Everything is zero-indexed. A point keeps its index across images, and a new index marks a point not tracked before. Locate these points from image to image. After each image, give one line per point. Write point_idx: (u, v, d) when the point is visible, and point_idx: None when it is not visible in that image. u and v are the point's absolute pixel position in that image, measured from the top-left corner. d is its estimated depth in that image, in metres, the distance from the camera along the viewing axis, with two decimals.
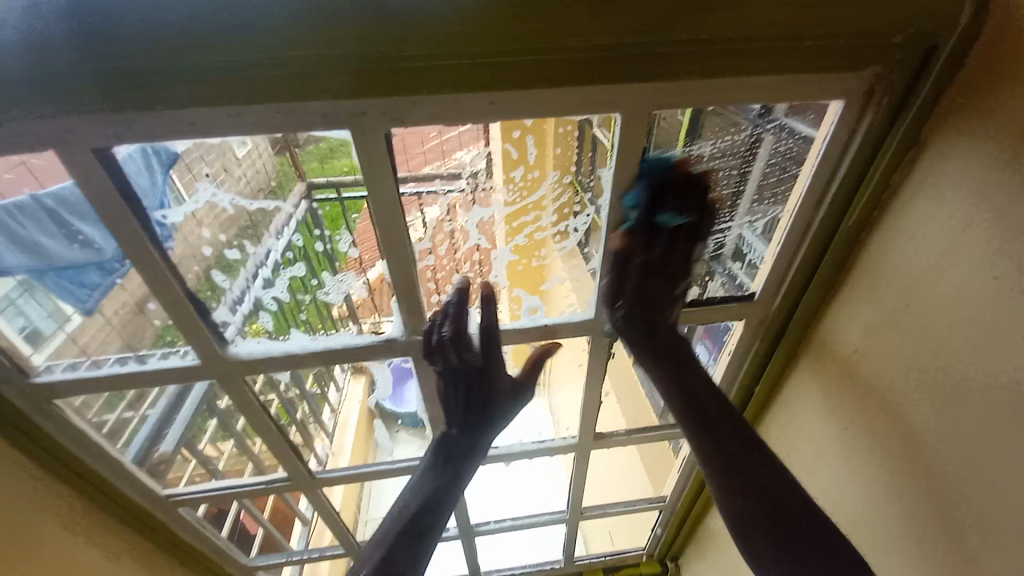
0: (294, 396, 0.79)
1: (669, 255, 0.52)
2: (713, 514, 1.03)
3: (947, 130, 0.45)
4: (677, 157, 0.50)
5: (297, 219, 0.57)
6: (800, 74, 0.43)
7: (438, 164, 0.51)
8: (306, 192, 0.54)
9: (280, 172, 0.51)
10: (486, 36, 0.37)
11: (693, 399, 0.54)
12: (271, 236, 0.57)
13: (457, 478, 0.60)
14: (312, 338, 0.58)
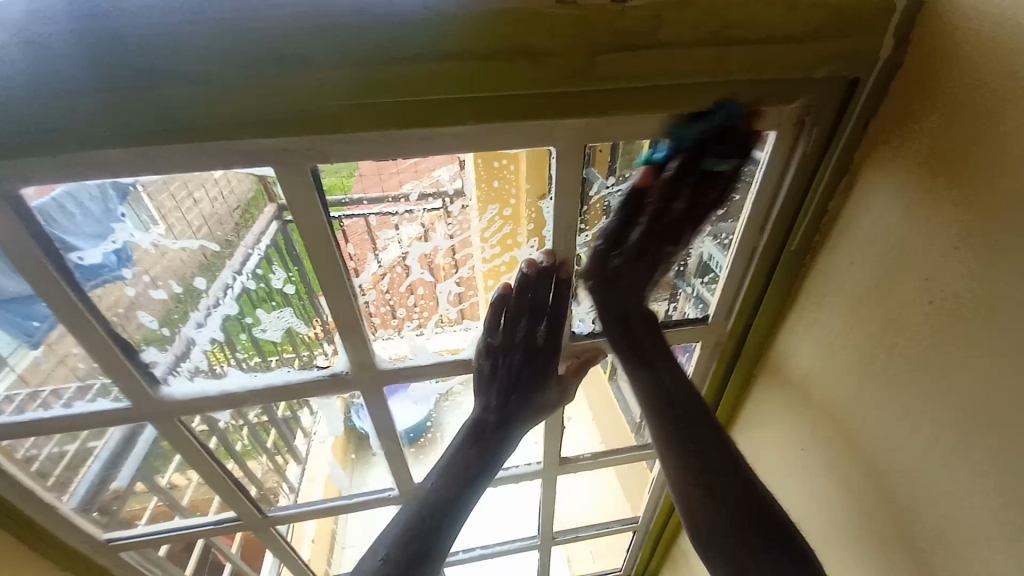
0: (265, 424, 0.74)
1: (642, 257, 0.53)
2: (684, 534, 1.02)
3: (874, 160, 0.47)
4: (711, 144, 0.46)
5: (268, 240, 0.54)
6: (726, 108, 0.44)
7: (413, 183, 0.50)
8: (276, 213, 0.50)
9: (255, 194, 0.50)
10: (414, 78, 0.37)
11: (667, 400, 0.56)
12: (238, 260, 0.55)
13: (475, 487, 0.61)
14: (251, 377, 0.59)
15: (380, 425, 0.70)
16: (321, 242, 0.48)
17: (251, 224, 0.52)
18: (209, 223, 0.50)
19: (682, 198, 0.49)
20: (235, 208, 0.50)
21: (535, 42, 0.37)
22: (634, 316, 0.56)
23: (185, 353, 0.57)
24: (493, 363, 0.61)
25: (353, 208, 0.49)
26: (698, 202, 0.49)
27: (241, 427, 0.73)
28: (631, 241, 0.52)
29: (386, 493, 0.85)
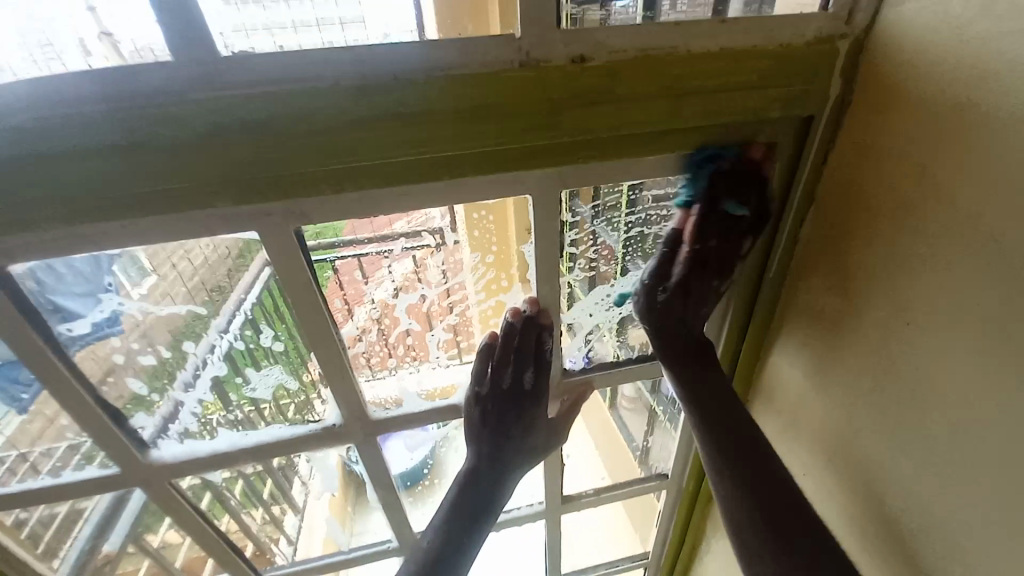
0: (261, 474, 0.72)
1: (671, 308, 0.53)
2: (696, 567, 0.99)
3: (837, 188, 0.49)
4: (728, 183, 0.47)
5: (260, 286, 0.51)
6: (690, 148, 0.46)
7: (404, 223, 0.49)
8: (267, 263, 0.48)
9: (246, 244, 0.47)
10: (389, 142, 0.39)
11: (714, 405, 0.56)
12: (229, 311, 0.53)
13: (475, 526, 0.61)
14: (241, 435, 0.58)
15: (375, 475, 0.69)
16: (306, 299, 0.48)
17: (243, 273, 0.50)
18: (201, 275, 0.49)
19: (713, 237, 0.50)
20: (228, 256, 0.48)
21: (503, 102, 0.39)
22: (684, 336, 0.55)
23: (173, 416, 0.57)
24: (482, 411, 0.60)
25: (346, 250, 0.49)
26: (730, 233, 0.50)
27: (239, 478, 0.71)
28: (675, 278, 0.51)
29: (383, 546, 0.82)
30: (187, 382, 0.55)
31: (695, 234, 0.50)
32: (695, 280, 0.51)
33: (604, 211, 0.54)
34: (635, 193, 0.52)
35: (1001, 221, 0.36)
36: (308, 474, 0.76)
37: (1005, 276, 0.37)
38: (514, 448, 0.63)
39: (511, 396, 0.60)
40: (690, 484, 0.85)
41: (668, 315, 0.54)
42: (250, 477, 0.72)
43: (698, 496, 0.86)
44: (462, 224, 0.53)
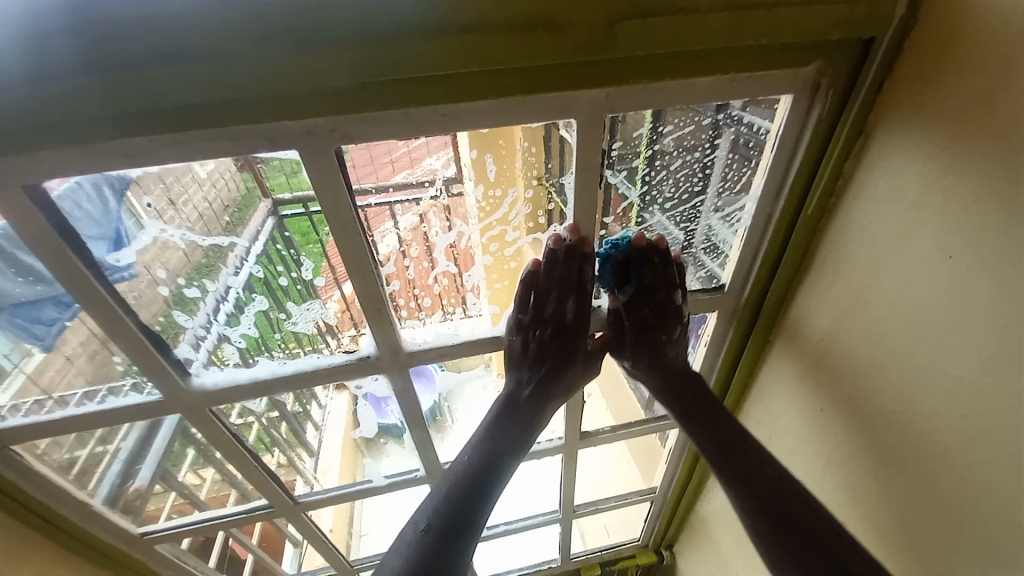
0: (275, 419, 0.76)
1: (643, 346, 0.65)
2: (701, 501, 1.05)
3: (889, 118, 0.47)
4: (629, 272, 0.59)
5: (264, 238, 0.54)
6: (741, 71, 0.44)
7: (406, 173, 0.50)
8: (272, 208, 0.52)
9: (247, 192, 0.50)
10: (437, 53, 0.37)
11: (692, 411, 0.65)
12: (239, 256, 0.55)
13: (504, 466, 0.64)
14: (280, 364, 0.60)
15: (404, 408, 0.71)
16: (343, 226, 0.48)
17: (245, 222, 0.52)
18: (199, 223, 0.50)
19: (645, 308, 0.62)
20: (226, 208, 0.50)
21: (552, 13, 0.37)
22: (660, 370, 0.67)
23: (208, 342, 0.58)
24: (524, 340, 0.63)
25: (367, 196, 0.49)
26: (660, 304, 0.61)
27: (253, 424, 0.73)
28: (611, 324, 0.66)
29: (411, 474, 0.87)
30: (230, 312, 0.57)
31: (624, 305, 0.63)
32: (643, 341, 0.65)
33: (620, 161, 0.53)
34: (656, 131, 0.52)
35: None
36: (323, 419, 0.80)
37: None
38: (553, 379, 0.65)
39: (553, 323, 0.62)
40: None
41: (628, 337, 0.65)
42: (283, 412, 0.75)
43: None
44: (467, 148, 0.50)
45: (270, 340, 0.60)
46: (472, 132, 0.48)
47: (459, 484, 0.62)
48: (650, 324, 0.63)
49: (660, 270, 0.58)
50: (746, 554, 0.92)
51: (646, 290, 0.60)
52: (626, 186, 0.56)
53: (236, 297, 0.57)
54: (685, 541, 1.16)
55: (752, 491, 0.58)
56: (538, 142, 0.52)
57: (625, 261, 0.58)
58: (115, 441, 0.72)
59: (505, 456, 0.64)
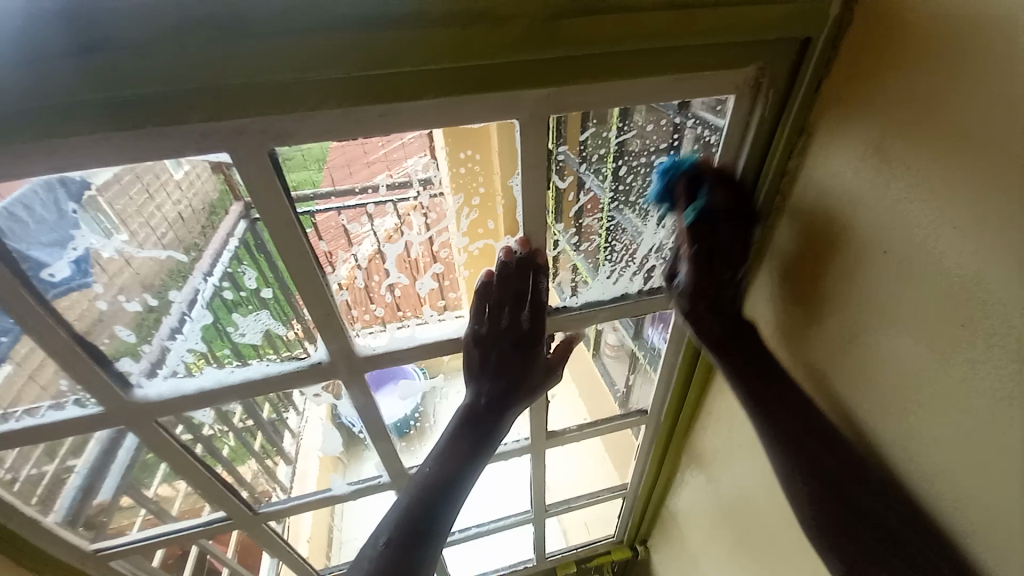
0: (252, 427, 0.74)
1: (707, 296, 0.56)
2: (670, 496, 1.06)
3: (827, 116, 0.48)
4: (699, 185, 0.52)
5: (238, 241, 0.53)
6: (681, 72, 0.44)
7: (385, 175, 0.51)
8: (244, 212, 0.50)
9: (222, 193, 0.49)
10: (369, 50, 0.37)
11: (760, 395, 0.55)
12: (207, 262, 0.55)
13: (468, 473, 0.63)
14: (225, 373, 0.58)
15: (364, 415, 0.70)
16: (284, 232, 0.47)
17: (217, 226, 0.52)
18: (176, 229, 0.51)
19: (698, 242, 0.52)
20: (203, 210, 0.51)
21: (482, 10, 0.37)
22: (722, 310, 0.58)
23: (167, 365, 0.58)
24: (483, 351, 0.63)
25: (311, 205, 0.48)
26: (718, 241, 0.53)
27: (227, 436, 0.72)
28: (680, 284, 0.57)
29: (376, 481, 0.85)
30: (185, 340, 0.57)
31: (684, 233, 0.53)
32: (706, 296, 0.56)
33: (588, 157, 0.55)
34: (623, 131, 0.54)
35: (1006, 135, 0.35)
36: (300, 425, 0.79)
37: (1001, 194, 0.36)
38: (513, 388, 0.65)
39: (510, 333, 0.62)
40: (669, 419, 0.89)
41: (707, 296, 0.56)
42: (259, 421, 0.73)
43: (674, 431, 0.91)
44: (445, 155, 0.52)
45: (219, 355, 0.59)
46: (447, 129, 0.48)
47: (422, 493, 0.61)
48: (722, 251, 0.53)
49: (728, 185, 0.53)
50: (715, 547, 0.93)
51: (707, 246, 0.53)
52: (595, 183, 0.58)
53: (204, 312, 0.56)
54: (658, 537, 1.18)
55: (807, 472, 0.52)
56: (507, 143, 0.51)
57: (687, 186, 0.52)
58: (77, 457, 0.69)
59: (470, 461, 0.64)
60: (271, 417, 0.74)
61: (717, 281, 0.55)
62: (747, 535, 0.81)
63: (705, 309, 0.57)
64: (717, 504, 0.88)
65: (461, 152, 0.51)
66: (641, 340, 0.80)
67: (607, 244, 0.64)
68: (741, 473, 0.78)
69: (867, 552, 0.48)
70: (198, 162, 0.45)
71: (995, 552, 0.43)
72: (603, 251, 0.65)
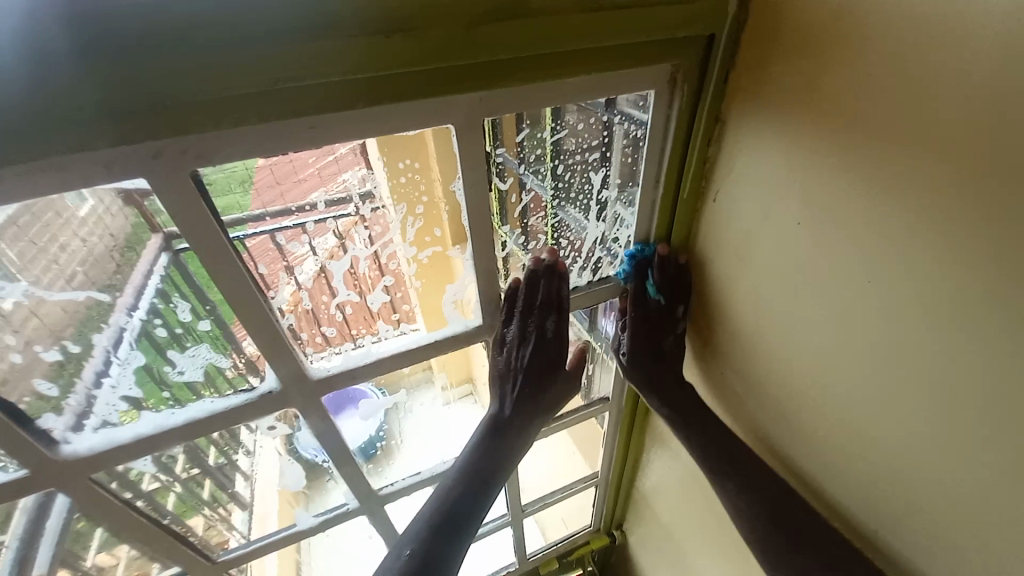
0: (197, 477, 0.68)
1: (647, 335, 0.69)
2: (639, 478, 1.10)
3: (736, 106, 0.52)
4: (640, 281, 0.67)
5: (160, 274, 0.49)
6: (603, 71, 0.47)
7: (320, 192, 0.50)
8: (165, 243, 0.47)
9: (135, 228, 0.46)
10: (294, 63, 0.36)
11: (683, 411, 0.70)
12: (129, 299, 0.50)
13: (500, 475, 0.68)
14: (168, 415, 0.54)
15: (324, 441, 0.67)
16: (214, 256, 0.44)
17: (134, 263, 0.48)
18: (87, 269, 0.46)
19: (654, 301, 0.67)
20: (116, 247, 0.47)
21: (409, 18, 0.37)
22: (653, 341, 0.70)
23: (95, 414, 0.52)
24: (509, 357, 0.66)
25: (243, 228, 0.46)
26: (664, 310, 0.68)
27: (172, 488, 0.66)
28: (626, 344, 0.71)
29: (342, 508, 0.81)
30: (113, 385, 0.52)
31: (634, 302, 0.68)
32: (651, 337, 0.69)
33: (527, 159, 0.58)
34: (557, 129, 0.57)
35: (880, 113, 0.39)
36: (252, 466, 0.74)
37: (883, 164, 0.40)
38: (539, 392, 0.68)
39: (535, 339, 0.65)
40: (630, 404, 0.92)
41: (643, 333, 0.69)
42: (206, 469, 0.68)
43: (636, 413, 0.95)
44: (382, 164, 0.51)
45: (159, 396, 0.54)
46: (380, 137, 0.47)
47: (459, 490, 0.67)
48: (652, 344, 0.70)
49: (676, 279, 0.66)
50: (685, 519, 0.97)
51: (644, 314, 0.68)
52: (535, 182, 0.61)
53: (132, 350, 0.51)
54: (632, 519, 1.21)
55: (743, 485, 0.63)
56: (445, 151, 0.50)
57: (642, 275, 0.66)
58: (4, 532, 0.59)
59: (501, 467, 0.68)
60: (220, 461, 0.69)
61: (646, 328, 0.69)
62: (712, 502, 0.86)
63: (637, 360, 0.70)
64: (682, 477, 0.92)
65: (400, 162, 0.51)
66: (596, 330, 0.83)
67: (555, 239, 0.68)
68: None
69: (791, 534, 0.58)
70: (108, 195, 0.42)
71: (914, 486, 0.48)
72: (550, 247, 0.68)
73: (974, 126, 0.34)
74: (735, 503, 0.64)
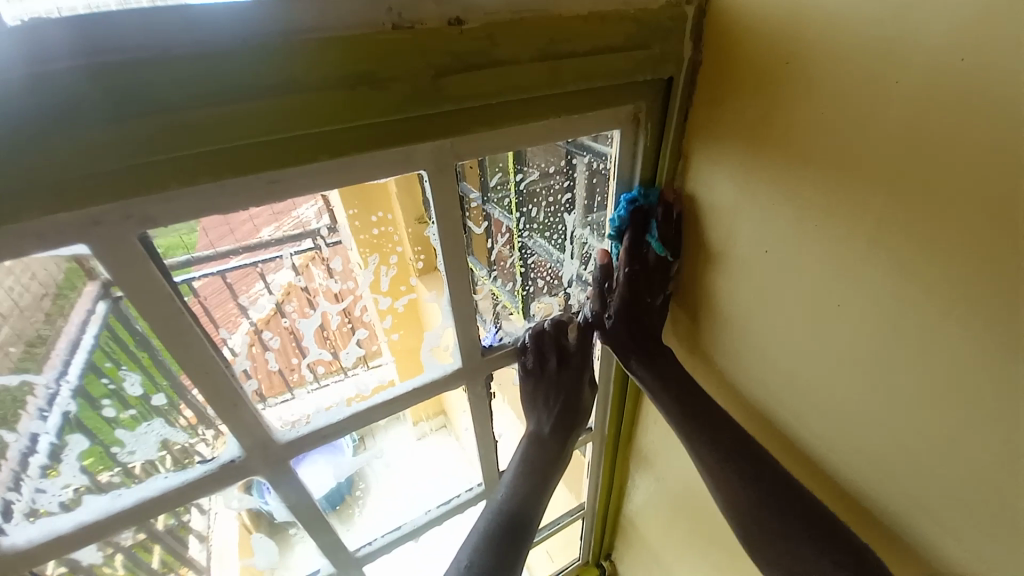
0: (143, 542, 0.59)
1: (629, 317, 0.62)
2: (625, 503, 1.07)
3: (698, 141, 0.53)
4: (640, 221, 0.58)
5: (96, 325, 0.44)
6: (570, 114, 0.48)
7: (272, 228, 0.47)
8: (104, 292, 0.41)
9: (68, 275, 0.40)
10: (243, 121, 0.33)
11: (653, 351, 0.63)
12: (55, 368, 0.44)
13: (544, 489, 0.68)
14: (114, 497, 0.48)
15: (293, 505, 0.61)
16: (164, 322, 0.40)
17: (67, 312, 0.42)
18: (12, 324, 0.41)
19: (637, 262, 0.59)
20: (44, 294, 0.41)
21: (373, 70, 0.36)
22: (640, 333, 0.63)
23: (24, 501, 0.45)
24: (535, 381, 0.68)
25: (205, 264, 0.43)
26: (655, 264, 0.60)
27: (113, 555, 0.57)
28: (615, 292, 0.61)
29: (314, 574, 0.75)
30: (44, 466, 0.46)
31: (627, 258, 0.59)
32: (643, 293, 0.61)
33: (495, 196, 0.59)
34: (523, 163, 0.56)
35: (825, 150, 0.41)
36: (208, 525, 0.64)
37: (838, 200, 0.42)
38: (570, 407, 0.69)
39: (560, 353, 0.66)
40: (612, 431, 0.92)
41: (625, 339, 0.63)
42: (153, 533, 0.59)
43: (619, 438, 0.94)
44: (342, 203, 0.50)
45: (105, 475, 0.49)
46: (345, 189, 0.46)
47: (505, 503, 0.66)
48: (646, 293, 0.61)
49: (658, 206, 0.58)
50: (673, 544, 0.96)
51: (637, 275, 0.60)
52: (502, 213, 0.61)
53: (65, 421, 0.46)
54: (620, 548, 1.18)
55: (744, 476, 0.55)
56: (413, 188, 0.49)
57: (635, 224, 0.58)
58: None
59: (542, 486, 0.68)
60: (169, 522, 0.60)
61: (635, 326, 0.62)
62: (698, 525, 0.85)
63: (623, 342, 0.63)
64: (666, 503, 0.92)
65: (374, 214, 0.53)
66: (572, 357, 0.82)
67: (525, 273, 0.68)
68: (683, 468, 0.83)
69: (799, 524, 0.51)
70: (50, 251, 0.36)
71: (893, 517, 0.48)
72: (520, 277, 0.68)
73: (920, 169, 0.36)
74: (730, 504, 0.56)
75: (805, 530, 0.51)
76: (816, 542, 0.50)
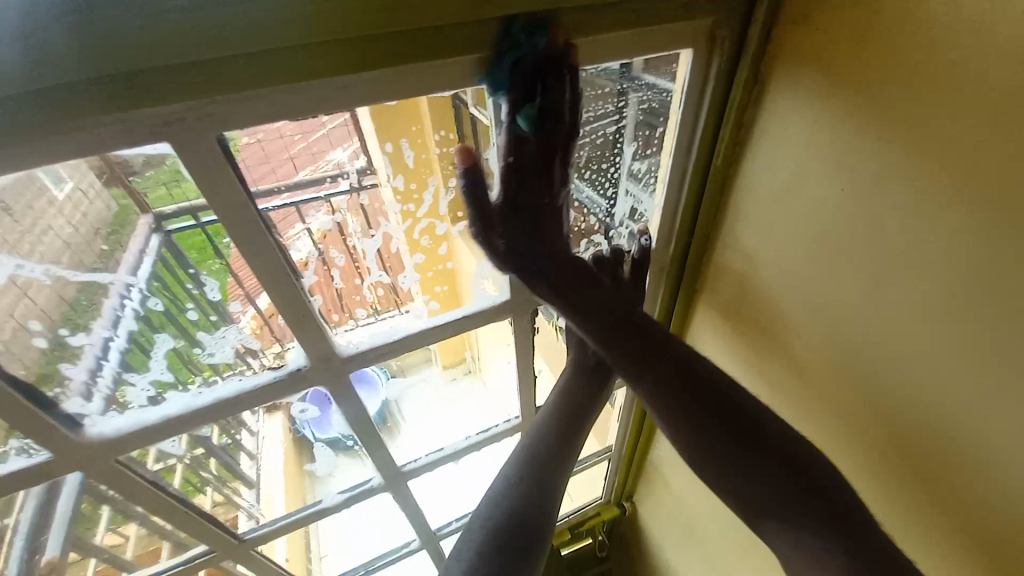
0: (201, 457, 0.66)
1: (525, 216, 0.47)
2: (652, 450, 1.11)
3: (778, 65, 0.49)
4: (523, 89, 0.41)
5: (152, 258, 0.47)
6: (642, 28, 0.45)
7: (309, 170, 0.48)
8: (156, 224, 0.45)
9: (121, 211, 0.43)
10: (318, 18, 0.33)
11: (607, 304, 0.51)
12: (127, 269, 0.46)
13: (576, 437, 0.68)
14: (194, 394, 0.53)
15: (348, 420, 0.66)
16: (243, 231, 0.42)
17: (124, 245, 0.46)
18: (72, 252, 0.44)
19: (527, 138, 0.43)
20: (97, 233, 0.44)
21: None
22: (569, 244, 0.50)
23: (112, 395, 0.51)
24: None
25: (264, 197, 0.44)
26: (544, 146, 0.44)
27: (176, 467, 0.63)
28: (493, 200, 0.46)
29: (365, 484, 0.80)
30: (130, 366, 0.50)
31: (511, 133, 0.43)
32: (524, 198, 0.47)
33: None
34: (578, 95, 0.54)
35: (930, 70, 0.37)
36: (256, 447, 0.72)
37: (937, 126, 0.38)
38: None
39: None
40: None
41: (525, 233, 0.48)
42: (210, 446, 0.66)
43: None
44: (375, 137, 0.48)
45: (185, 377, 0.53)
46: (374, 109, 0.45)
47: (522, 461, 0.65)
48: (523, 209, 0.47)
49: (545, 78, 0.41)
50: (697, 488, 0.99)
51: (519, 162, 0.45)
52: None
53: (126, 344, 0.50)
54: (642, 491, 1.23)
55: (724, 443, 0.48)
56: (482, 101, 0.48)
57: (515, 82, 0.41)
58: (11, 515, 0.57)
59: (580, 427, 0.70)
60: (223, 439, 0.67)
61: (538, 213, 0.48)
62: None
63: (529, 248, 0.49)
64: None
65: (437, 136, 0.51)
66: None
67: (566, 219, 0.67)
68: None
69: (799, 506, 0.45)
70: (123, 158, 0.38)
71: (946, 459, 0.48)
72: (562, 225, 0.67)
73: None
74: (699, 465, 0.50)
75: (808, 513, 0.45)
76: (817, 522, 0.44)
